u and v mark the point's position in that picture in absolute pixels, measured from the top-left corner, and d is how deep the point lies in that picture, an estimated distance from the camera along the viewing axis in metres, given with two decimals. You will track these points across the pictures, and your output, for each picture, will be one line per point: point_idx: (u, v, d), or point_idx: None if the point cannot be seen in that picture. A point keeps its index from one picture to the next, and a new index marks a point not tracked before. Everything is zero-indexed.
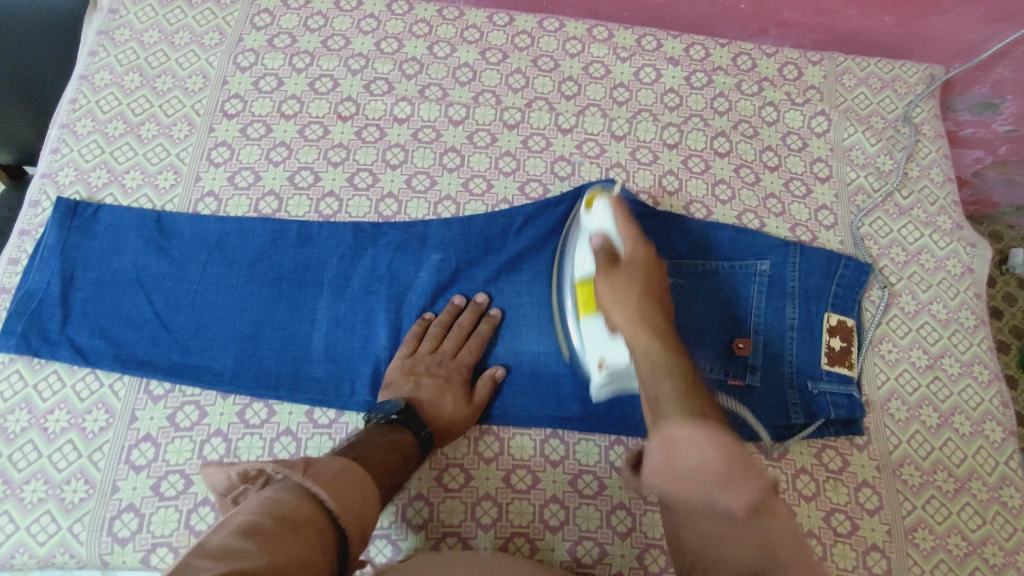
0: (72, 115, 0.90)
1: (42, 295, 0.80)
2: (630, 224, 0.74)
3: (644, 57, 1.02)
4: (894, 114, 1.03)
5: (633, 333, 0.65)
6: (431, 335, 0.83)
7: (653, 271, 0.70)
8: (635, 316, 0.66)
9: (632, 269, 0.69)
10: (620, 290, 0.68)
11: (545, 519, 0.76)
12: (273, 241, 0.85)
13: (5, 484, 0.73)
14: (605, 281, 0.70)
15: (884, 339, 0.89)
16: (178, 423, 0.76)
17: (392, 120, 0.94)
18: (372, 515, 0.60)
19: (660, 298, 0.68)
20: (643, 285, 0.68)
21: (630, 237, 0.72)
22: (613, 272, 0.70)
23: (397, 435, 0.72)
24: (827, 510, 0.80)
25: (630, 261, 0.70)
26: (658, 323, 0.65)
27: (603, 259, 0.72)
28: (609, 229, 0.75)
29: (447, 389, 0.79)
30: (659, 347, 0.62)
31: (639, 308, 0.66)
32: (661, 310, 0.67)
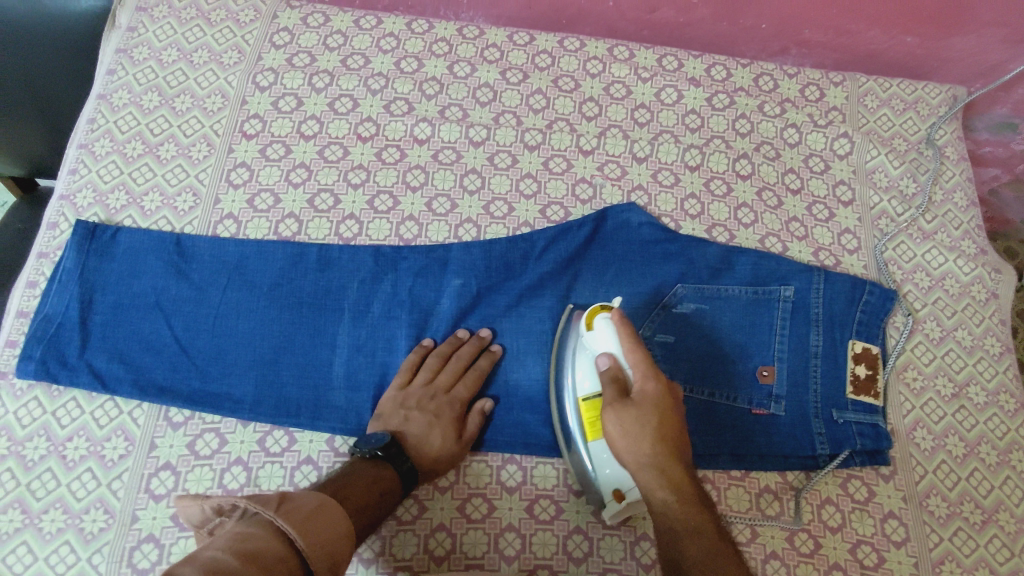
0: (90, 135, 0.89)
1: (60, 319, 0.79)
2: (639, 349, 0.69)
3: (665, 77, 1.01)
4: (917, 136, 1.02)
5: (647, 485, 0.64)
6: (428, 366, 0.81)
7: (666, 408, 0.66)
8: (648, 463, 0.64)
9: (644, 409, 0.66)
10: (631, 433, 0.65)
11: (568, 550, 0.75)
12: (293, 264, 0.84)
13: (23, 513, 0.71)
14: (614, 417, 0.67)
15: (909, 367, 0.88)
16: (198, 451, 0.76)
17: (412, 141, 0.93)
18: (344, 552, 0.59)
19: (675, 438, 0.66)
20: (655, 426, 0.65)
21: (639, 367, 0.68)
22: (622, 412, 0.66)
23: (379, 469, 0.70)
24: (853, 542, 0.79)
25: (640, 397, 0.67)
26: (673, 473, 0.63)
27: (613, 394, 0.69)
28: (617, 355, 0.72)
29: (436, 425, 0.77)
30: (677, 502, 0.62)
31: (653, 456, 0.64)
32: (677, 455, 0.65)
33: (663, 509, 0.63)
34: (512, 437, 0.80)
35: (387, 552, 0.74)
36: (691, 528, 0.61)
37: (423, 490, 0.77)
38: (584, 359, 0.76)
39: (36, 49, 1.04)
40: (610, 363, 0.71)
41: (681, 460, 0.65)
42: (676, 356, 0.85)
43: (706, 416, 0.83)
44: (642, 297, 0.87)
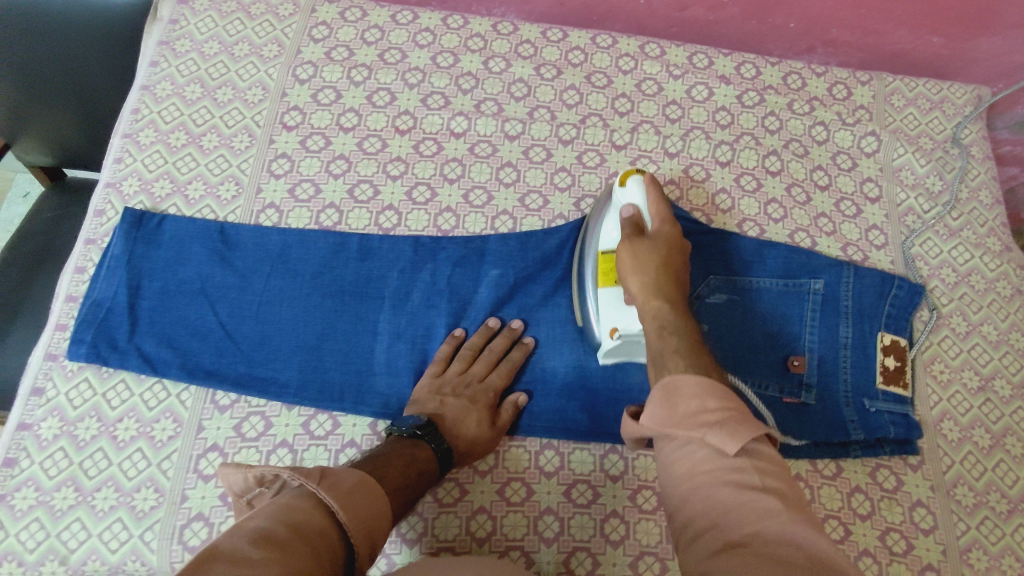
0: (134, 125, 0.91)
1: (109, 304, 0.81)
2: (662, 203, 0.81)
3: (696, 75, 1.03)
4: (943, 136, 1.04)
5: (643, 300, 0.74)
6: (462, 356, 0.83)
7: (675, 249, 0.78)
8: (649, 283, 0.75)
9: (656, 242, 0.78)
10: (642, 258, 0.76)
11: (605, 533, 0.77)
12: (334, 253, 0.86)
13: (75, 491, 0.73)
14: (629, 250, 0.77)
15: (936, 360, 0.90)
16: (245, 433, 0.77)
17: (449, 134, 0.95)
18: (382, 532, 0.59)
19: (676, 275, 0.77)
20: (664, 257, 0.77)
21: (661, 217, 0.80)
22: (640, 244, 0.77)
23: (415, 451, 0.71)
24: (882, 529, 0.81)
25: (655, 236, 0.79)
26: (669, 293, 0.74)
27: (632, 233, 0.79)
28: (641, 207, 0.81)
29: (472, 410, 0.78)
30: (667, 311, 0.72)
31: (655, 276, 0.75)
32: (674, 282, 0.76)
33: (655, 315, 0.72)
34: (548, 421, 0.82)
35: (429, 533, 0.76)
36: (678, 330, 0.69)
37: (464, 473, 0.79)
38: (608, 217, 0.84)
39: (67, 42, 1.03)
40: (633, 212, 0.80)
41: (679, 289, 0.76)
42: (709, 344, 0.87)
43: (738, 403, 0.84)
44: None
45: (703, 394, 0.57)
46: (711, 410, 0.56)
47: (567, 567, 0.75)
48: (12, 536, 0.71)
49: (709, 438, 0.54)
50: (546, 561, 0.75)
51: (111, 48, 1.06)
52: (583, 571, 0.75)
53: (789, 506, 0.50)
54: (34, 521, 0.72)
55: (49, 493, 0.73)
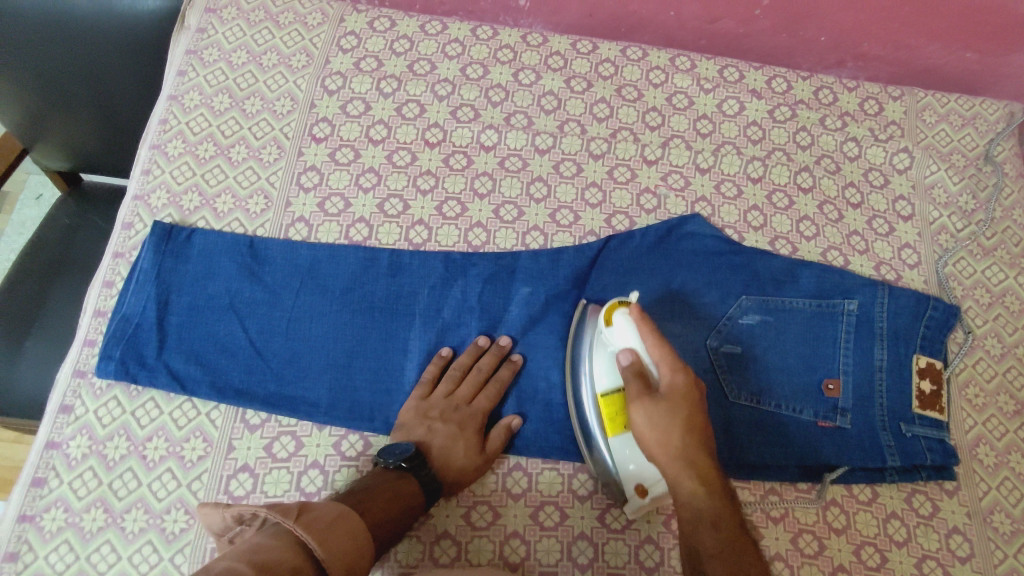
0: (162, 136, 0.90)
1: (138, 319, 0.80)
2: (662, 344, 0.70)
3: (727, 88, 1.02)
4: (975, 152, 1.03)
5: (673, 473, 0.67)
6: (449, 378, 0.81)
7: (694, 402, 0.68)
8: (678, 455, 0.67)
9: (670, 401, 0.68)
10: (661, 427, 0.67)
11: (640, 559, 0.76)
12: (365, 269, 0.85)
13: (105, 513, 0.72)
14: (643, 412, 0.68)
15: (971, 383, 0.89)
16: (275, 454, 0.76)
17: (479, 148, 0.94)
18: (360, 565, 0.60)
19: (701, 433, 0.68)
20: (682, 422, 0.67)
21: (665, 363, 0.69)
22: (649, 406, 0.68)
23: (400, 484, 0.71)
24: (918, 557, 0.80)
25: (669, 392, 0.68)
26: (697, 462, 0.66)
27: (636, 389, 0.69)
28: (639, 351, 0.71)
29: (460, 437, 0.77)
30: (702, 492, 0.65)
31: (682, 450, 0.67)
32: (701, 445, 0.67)
33: (688, 499, 0.65)
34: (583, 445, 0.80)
35: (463, 557, 0.75)
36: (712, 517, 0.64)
37: (497, 496, 0.78)
38: (605, 355, 0.75)
39: (84, 48, 1.00)
40: (632, 359, 0.71)
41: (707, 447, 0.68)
42: (743, 367, 0.85)
43: (773, 427, 0.83)
44: (707, 308, 0.88)
45: None
46: None
47: None
48: (41, 558, 0.70)
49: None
50: None
51: (128, 55, 1.03)
52: None
53: None
54: (64, 543, 0.71)
55: (79, 514, 0.72)
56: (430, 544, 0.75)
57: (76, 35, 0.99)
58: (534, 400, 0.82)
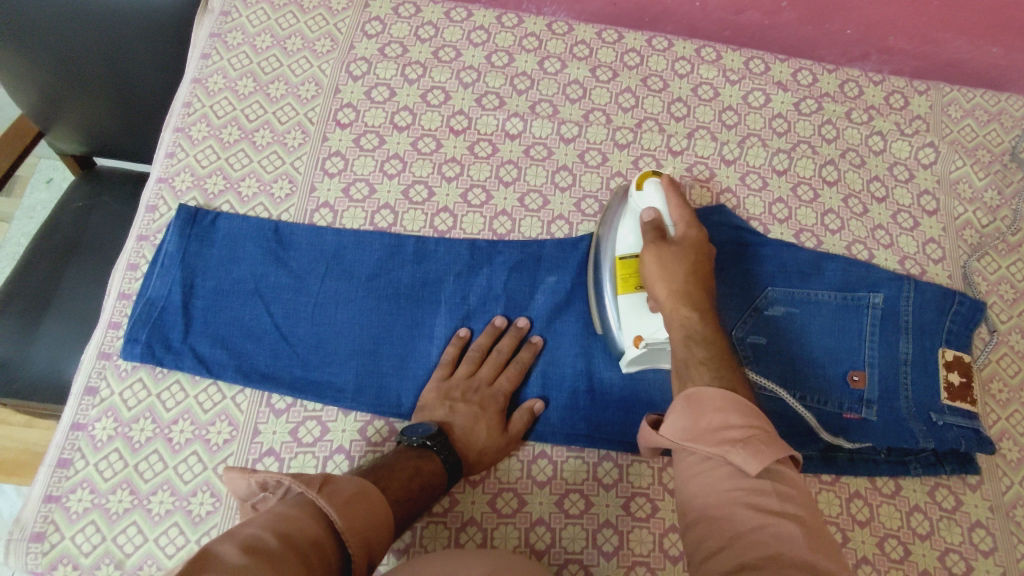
0: (186, 119, 0.90)
1: (163, 302, 0.80)
2: (684, 207, 0.80)
3: (753, 81, 1.02)
4: (1001, 148, 1.02)
5: (671, 309, 0.74)
6: (470, 359, 0.81)
7: (701, 254, 0.77)
8: (679, 292, 0.74)
9: (683, 249, 0.77)
10: (669, 267, 0.75)
11: (665, 548, 0.75)
12: (390, 256, 0.84)
13: (131, 494, 0.72)
14: (655, 258, 0.76)
15: (995, 378, 0.89)
16: (301, 438, 0.76)
17: (503, 136, 0.93)
18: (377, 540, 0.60)
19: (702, 278, 0.77)
20: (688, 264, 0.76)
21: (684, 222, 0.79)
22: (663, 250, 0.77)
23: (422, 462, 0.71)
24: (942, 550, 0.79)
25: (681, 239, 0.78)
26: (695, 299, 0.74)
27: (654, 239, 0.78)
28: (662, 211, 0.80)
29: (481, 417, 0.77)
30: (697, 321, 0.72)
31: (684, 288, 0.74)
32: (702, 287, 0.76)
33: (685, 321, 0.73)
34: (609, 433, 0.80)
35: (489, 544, 0.75)
36: (703, 342, 0.70)
37: (522, 483, 0.77)
38: (627, 220, 0.82)
39: (104, 27, 0.98)
40: (654, 215, 0.80)
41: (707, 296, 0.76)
42: (767, 357, 0.85)
43: (798, 418, 0.83)
44: (734, 298, 0.88)
45: (730, 413, 0.59)
46: (735, 431, 0.57)
47: None
48: (68, 539, 0.70)
49: (733, 456, 0.55)
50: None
51: (148, 36, 1.01)
52: None
53: (807, 530, 0.51)
54: (90, 524, 0.70)
55: (104, 496, 0.72)
56: (456, 530, 0.75)
57: (96, 13, 0.97)
58: (560, 389, 0.82)
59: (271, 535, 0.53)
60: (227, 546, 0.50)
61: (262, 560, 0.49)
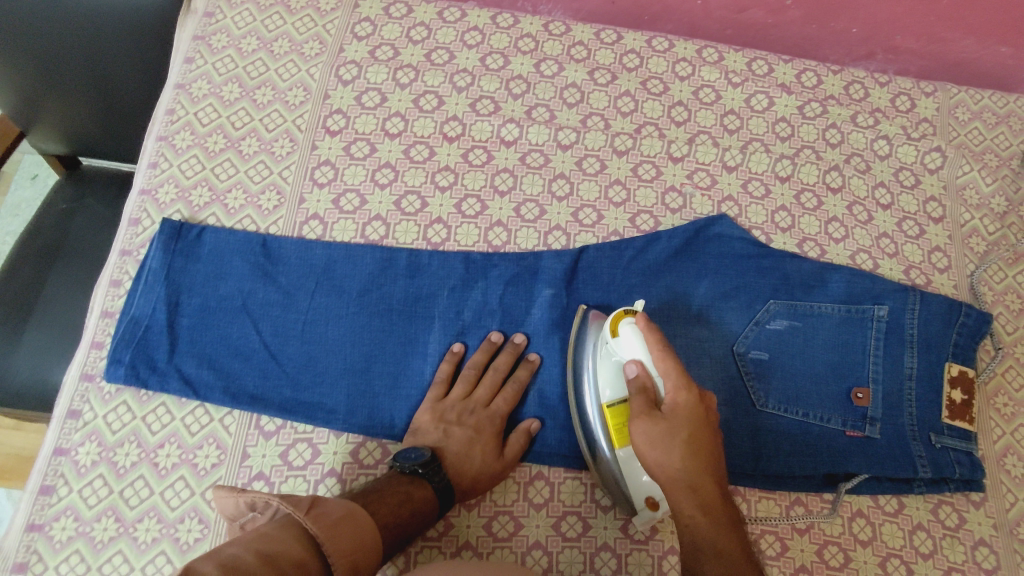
0: (170, 127, 0.86)
1: (147, 321, 0.77)
2: (668, 360, 0.67)
3: (756, 83, 0.99)
4: (1009, 152, 1.00)
5: (676, 498, 0.64)
6: (465, 378, 0.79)
7: (699, 418, 0.65)
8: (679, 478, 0.63)
9: (674, 423, 0.64)
10: (661, 446, 0.64)
11: (663, 571, 0.74)
12: (382, 270, 0.82)
13: (117, 522, 0.70)
14: (643, 431, 0.66)
15: (1000, 391, 0.87)
16: (292, 462, 0.74)
17: (499, 142, 0.90)
18: (365, 564, 0.58)
19: (709, 452, 0.65)
20: (682, 439, 0.64)
21: (670, 375, 0.66)
22: (650, 422, 0.65)
23: (415, 490, 0.69)
24: (945, 569, 0.78)
25: (671, 409, 0.65)
26: (701, 488, 0.63)
27: (641, 403, 0.67)
28: (645, 362, 0.69)
29: (476, 441, 0.75)
30: (705, 523, 0.62)
31: (685, 476, 0.63)
32: (706, 466, 0.64)
33: (691, 526, 0.63)
34: None
35: None
36: (716, 552, 0.61)
37: (518, 506, 0.76)
38: (612, 369, 0.73)
39: (85, 26, 0.95)
40: (639, 370, 0.69)
41: (716, 473, 0.64)
42: (769, 374, 0.83)
43: (799, 435, 0.82)
44: (735, 312, 0.86)
45: None
46: None
47: None
48: (51, 569, 0.68)
49: None
50: None
51: (132, 36, 0.98)
52: None
53: None
54: (75, 554, 0.69)
55: (89, 523, 0.70)
56: (451, 554, 0.74)
57: (77, 11, 0.93)
58: (557, 409, 0.80)
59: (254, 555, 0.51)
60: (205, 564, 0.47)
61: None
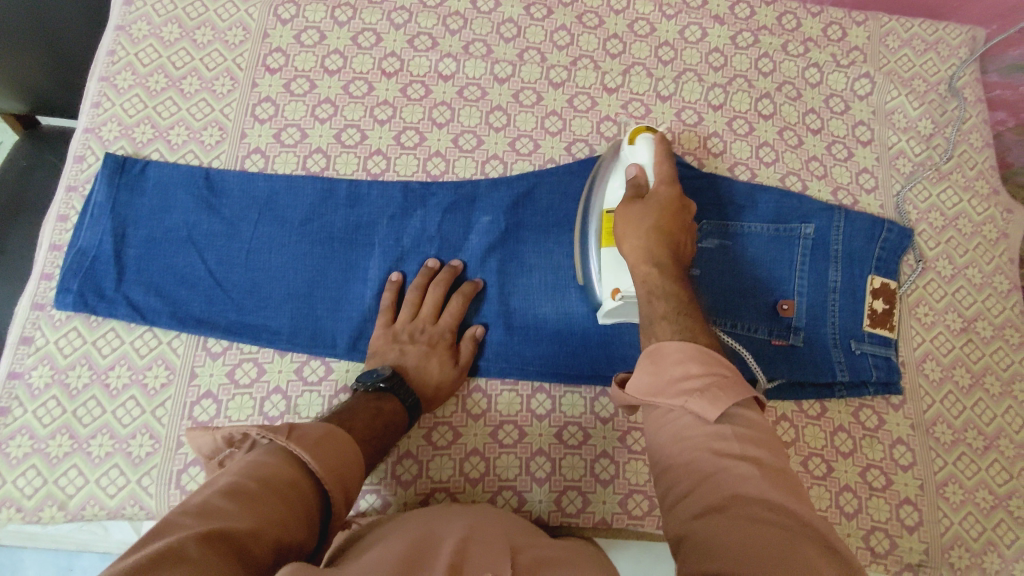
0: (111, 68, 0.88)
1: (94, 252, 0.80)
2: (666, 162, 0.76)
3: (690, 14, 1.01)
4: (936, 78, 1.03)
5: (636, 262, 0.71)
6: (409, 302, 0.82)
7: (677, 210, 0.73)
8: (642, 241, 0.71)
9: (651, 205, 0.72)
10: (635, 220, 0.72)
11: (596, 472, 0.79)
12: (323, 200, 0.85)
13: (71, 439, 0.74)
14: (625, 209, 0.73)
15: (921, 303, 0.91)
16: (238, 380, 0.78)
17: (437, 77, 0.93)
18: (354, 480, 0.59)
19: (674, 232, 0.72)
20: (656, 219, 0.71)
21: (664, 177, 0.75)
22: (631, 207, 0.73)
23: (384, 403, 0.72)
24: (863, 466, 0.84)
25: (651, 196, 0.73)
26: (658, 253, 0.70)
27: (629, 196, 0.75)
28: (645, 166, 0.76)
29: (432, 354, 0.79)
30: (655, 274, 0.69)
31: (648, 240, 0.70)
32: (668, 243, 0.71)
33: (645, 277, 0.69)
34: (543, 364, 0.82)
35: (424, 474, 0.78)
36: (665, 293, 0.67)
37: (457, 417, 0.80)
38: (614, 172, 0.80)
39: None
40: (637, 170, 0.76)
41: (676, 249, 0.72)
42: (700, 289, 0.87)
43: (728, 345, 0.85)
44: None
45: (687, 362, 0.56)
46: (694, 381, 0.54)
47: (559, 506, 0.78)
48: (9, 483, 0.72)
49: (691, 405, 0.53)
50: (538, 499, 0.78)
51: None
52: (574, 509, 0.78)
53: (767, 475, 0.49)
54: (31, 468, 0.73)
55: (44, 441, 0.74)
56: (393, 463, 0.78)
57: None
58: (494, 325, 0.84)
59: (248, 479, 0.52)
60: (204, 494, 0.49)
61: (239, 505, 0.48)
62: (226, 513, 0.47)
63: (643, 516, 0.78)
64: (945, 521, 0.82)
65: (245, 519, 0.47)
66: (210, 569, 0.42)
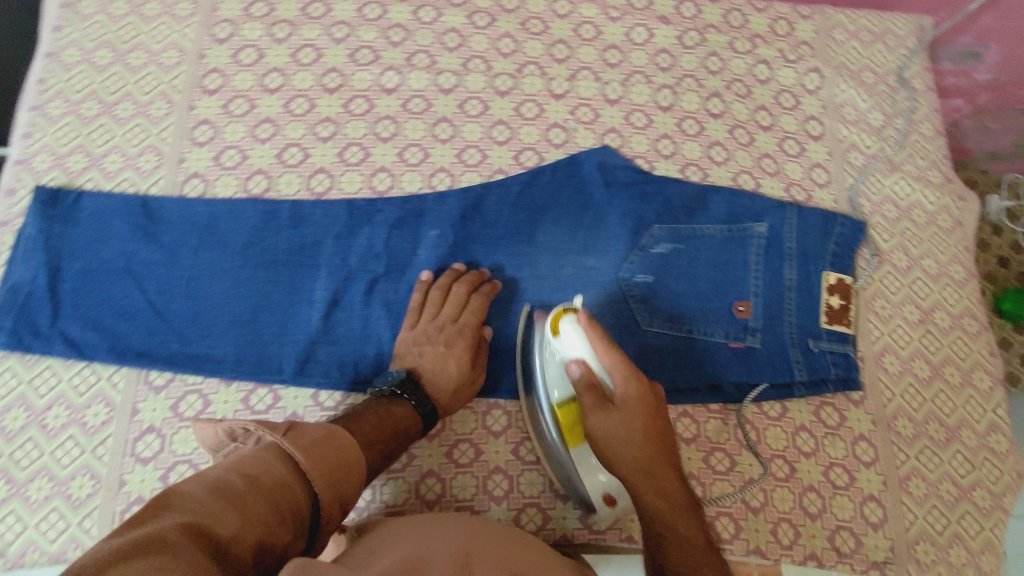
0: (41, 96, 0.86)
1: (28, 288, 0.78)
2: (613, 352, 0.66)
3: (635, 16, 1.00)
4: (886, 68, 1.03)
5: (636, 489, 0.65)
6: (433, 301, 0.80)
7: (649, 409, 0.66)
8: (634, 466, 0.65)
9: (626, 417, 0.66)
10: (616, 439, 0.66)
11: (555, 488, 0.78)
12: (265, 222, 0.83)
13: (8, 484, 0.72)
14: (600, 425, 0.67)
15: (878, 296, 0.91)
16: (182, 413, 0.76)
17: (379, 91, 0.91)
18: (350, 483, 0.57)
19: (660, 438, 0.67)
20: (640, 434, 0.65)
21: (619, 371, 0.66)
22: (605, 424, 0.66)
23: (395, 409, 0.71)
24: (826, 465, 0.83)
25: (621, 400, 0.66)
26: (656, 478, 0.65)
27: (592, 404, 0.67)
28: (588, 360, 0.68)
29: (449, 355, 0.77)
30: (666, 510, 0.63)
31: (643, 466, 0.65)
32: (661, 455, 0.66)
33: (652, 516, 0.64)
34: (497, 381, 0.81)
35: (379, 499, 0.76)
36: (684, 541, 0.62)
37: None
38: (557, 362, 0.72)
39: None
40: (582, 369, 0.68)
41: (668, 456, 0.66)
42: (655, 294, 0.85)
43: (686, 351, 0.84)
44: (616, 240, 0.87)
45: None
46: None
47: (517, 523, 0.76)
48: None
49: None
50: (496, 519, 0.76)
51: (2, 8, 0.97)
52: (533, 527, 0.76)
53: None
54: None
55: None
56: None
57: None
58: None
59: (237, 474, 0.51)
60: (192, 484, 0.49)
61: (222, 501, 0.48)
62: (208, 508, 0.47)
63: (604, 530, 0.76)
64: (910, 516, 0.81)
65: (226, 518, 0.46)
66: (185, 557, 0.42)
